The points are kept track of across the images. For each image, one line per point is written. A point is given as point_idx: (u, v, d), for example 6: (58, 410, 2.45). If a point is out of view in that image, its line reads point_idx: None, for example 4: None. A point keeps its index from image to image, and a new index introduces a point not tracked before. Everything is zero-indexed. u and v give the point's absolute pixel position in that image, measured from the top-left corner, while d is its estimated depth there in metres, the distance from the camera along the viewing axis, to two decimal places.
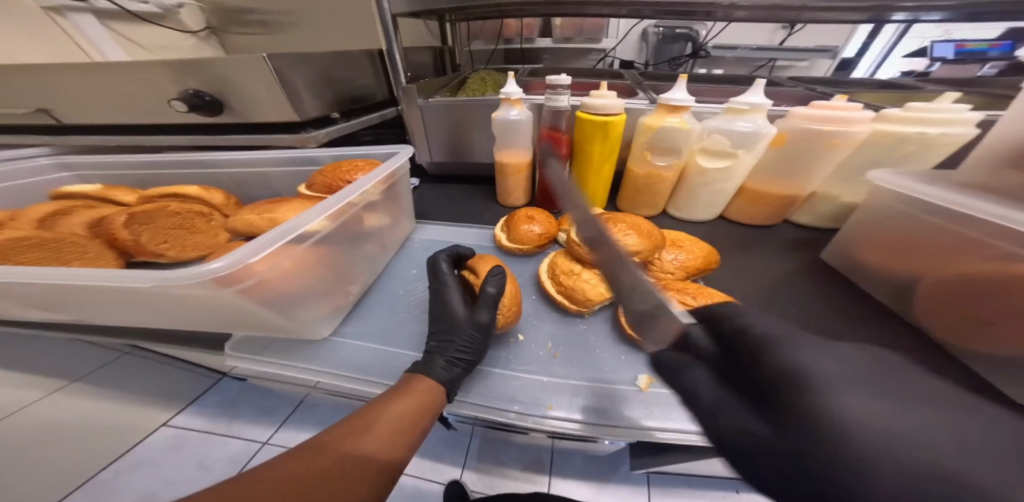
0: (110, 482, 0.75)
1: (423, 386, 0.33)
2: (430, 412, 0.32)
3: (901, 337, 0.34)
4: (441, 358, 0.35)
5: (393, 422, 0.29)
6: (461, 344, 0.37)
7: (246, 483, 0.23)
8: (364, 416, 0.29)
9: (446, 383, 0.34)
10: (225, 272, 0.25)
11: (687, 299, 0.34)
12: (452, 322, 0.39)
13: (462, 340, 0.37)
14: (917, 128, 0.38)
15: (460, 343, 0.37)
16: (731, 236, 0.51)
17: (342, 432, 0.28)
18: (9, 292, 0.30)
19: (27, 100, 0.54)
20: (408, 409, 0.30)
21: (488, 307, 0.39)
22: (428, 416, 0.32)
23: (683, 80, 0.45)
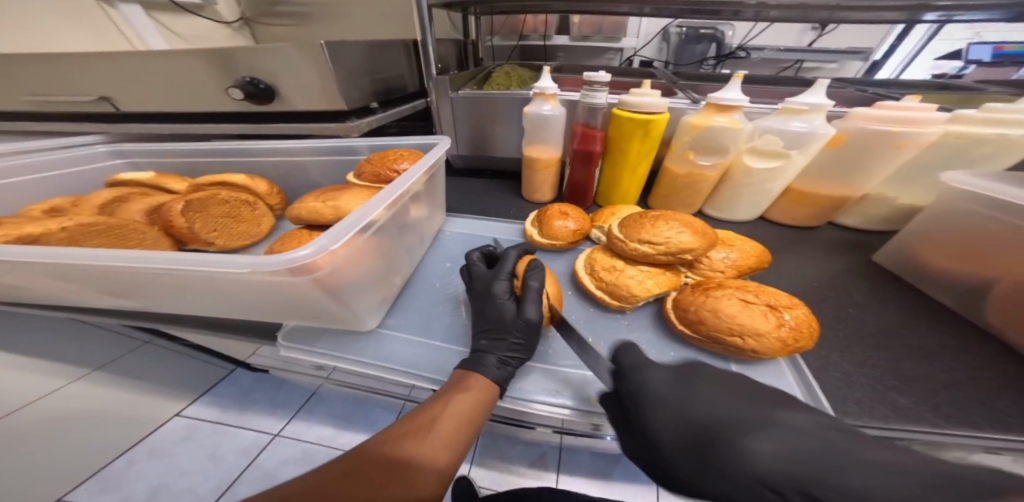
0: (124, 471, 0.76)
1: (480, 383, 0.32)
2: (488, 406, 0.31)
3: (970, 341, 0.33)
4: (494, 357, 0.34)
5: (454, 420, 0.29)
6: (513, 342, 0.36)
7: (327, 477, 0.25)
8: (426, 414, 0.29)
9: (499, 382, 0.33)
10: (308, 259, 0.26)
11: (749, 297, 0.32)
12: (500, 320, 0.38)
13: (509, 338, 0.36)
14: (997, 130, 0.36)
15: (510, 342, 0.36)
16: (775, 237, 0.50)
17: (405, 431, 0.29)
18: (82, 275, 0.31)
19: (90, 89, 0.57)
20: (466, 408, 0.30)
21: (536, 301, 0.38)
22: (485, 412, 0.31)
23: (738, 79, 0.44)
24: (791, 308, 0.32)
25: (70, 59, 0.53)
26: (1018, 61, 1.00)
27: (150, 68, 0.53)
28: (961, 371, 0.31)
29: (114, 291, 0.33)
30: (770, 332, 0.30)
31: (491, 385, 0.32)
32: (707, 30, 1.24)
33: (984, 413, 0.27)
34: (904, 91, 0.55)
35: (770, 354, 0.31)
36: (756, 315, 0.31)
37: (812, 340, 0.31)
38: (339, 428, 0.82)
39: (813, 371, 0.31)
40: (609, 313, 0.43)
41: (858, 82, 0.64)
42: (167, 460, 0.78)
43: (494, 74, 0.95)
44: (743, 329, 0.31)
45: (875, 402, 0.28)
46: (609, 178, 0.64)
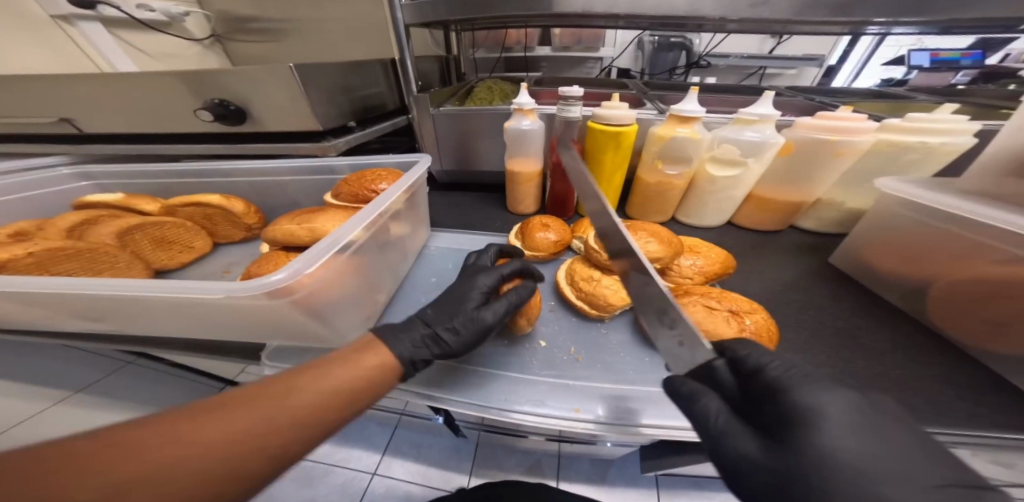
0: None
1: (372, 359, 0.28)
2: (366, 391, 0.26)
3: (921, 338, 0.36)
4: (418, 334, 0.32)
5: (312, 395, 0.24)
6: (455, 325, 0.34)
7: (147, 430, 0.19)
8: (276, 385, 0.23)
9: (406, 360, 0.29)
10: (283, 283, 0.27)
11: (712, 303, 0.34)
12: (459, 306, 0.36)
13: (457, 328, 0.34)
14: (921, 138, 0.40)
15: (455, 334, 0.34)
16: (742, 242, 0.53)
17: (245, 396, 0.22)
18: (57, 304, 0.30)
19: (48, 109, 0.55)
20: (321, 397, 0.24)
21: (484, 290, 0.38)
22: (337, 408, 0.24)
23: (694, 93, 0.47)
24: (752, 313, 0.33)
25: (33, 80, 0.51)
26: (953, 67, 1.11)
27: (114, 89, 0.52)
28: (910, 366, 0.33)
29: (91, 315, 0.32)
30: (733, 337, 0.32)
31: (396, 364, 0.29)
32: (676, 40, 1.31)
33: (938, 409, 0.29)
34: (852, 100, 0.60)
35: None
36: (720, 321, 0.32)
37: (771, 343, 0.32)
38: (330, 446, 0.81)
39: None
40: (590, 322, 0.44)
41: (811, 91, 0.69)
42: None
43: (476, 89, 0.97)
44: (708, 335, 0.32)
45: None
46: None
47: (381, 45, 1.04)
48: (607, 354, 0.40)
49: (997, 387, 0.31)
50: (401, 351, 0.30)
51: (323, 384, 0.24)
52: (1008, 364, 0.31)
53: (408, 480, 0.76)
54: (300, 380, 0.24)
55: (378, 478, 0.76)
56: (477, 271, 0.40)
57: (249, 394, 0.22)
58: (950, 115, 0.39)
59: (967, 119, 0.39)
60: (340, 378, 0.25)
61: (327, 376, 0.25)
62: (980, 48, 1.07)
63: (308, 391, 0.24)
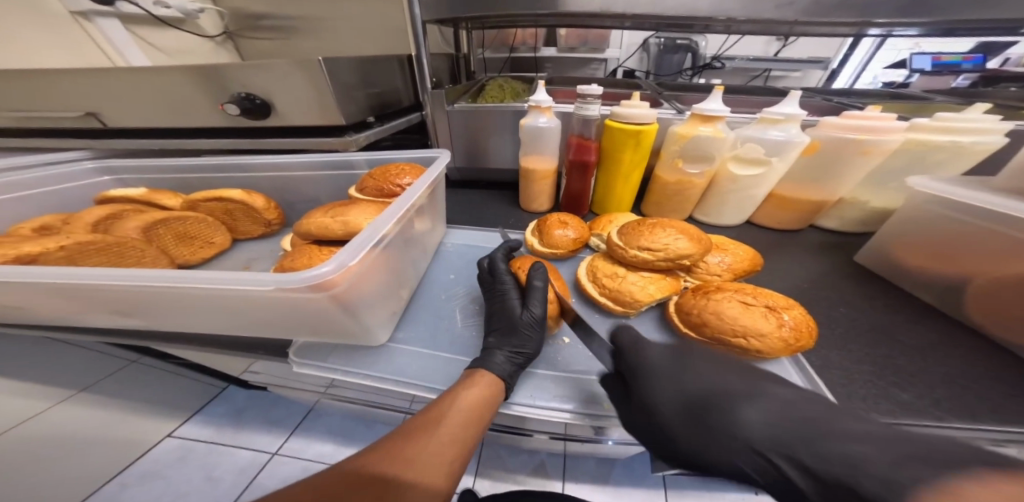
0: (117, 495, 0.73)
1: (487, 380, 0.33)
2: (497, 403, 0.32)
3: (957, 336, 0.36)
4: (502, 354, 0.35)
5: (461, 417, 0.29)
6: (520, 340, 0.37)
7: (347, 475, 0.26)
8: (432, 415, 0.29)
9: (506, 378, 0.34)
10: (327, 275, 0.27)
11: (748, 299, 0.34)
12: (510, 319, 0.40)
13: (523, 336, 0.38)
14: (949, 137, 0.40)
15: (523, 340, 0.37)
16: (763, 241, 0.53)
17: (411, 431, 0.28)
18: (93, 296, 0.30)
19: (75, 104, 0.55)
20: (467, 417, 0.29)
21: (542, 300, 0.41)
22: (482, 426, 0.30)
23: (718, 92, 0.47)
24: (789, 309, 0.34)
25: (53, 73, 0.51)
26: (954, 71, 1.11)
27: (139, 85, 0.52)
28: (948, 363, 0.33)
29: (121, 310, 0.32)
30: (772, 332, 0.32)
31: (498, 382, 0.33)
32: (683, 42, 1.31)
33: (981, 405, 0.29)
34: (868, 101, 0.60)
35: (773, 353, 0.32)
36: (757, 316, 0.33)
37: (809, 339, 0.33)
38: (339, 445, 0.80)
39: (814, 370, 0.33)
40: (615, 319, 0.44)
41: (825, 92, 0.69)
42: (162, 483, 0.75)
43: (488, 87, 0.97)
44: (746, 330, 0.32)
45: (877, 397, 0.30)
46: (604, 186, 0.66)
47: (392, 43, 1.04)
48: None
49: None
50: (500, 371, 0.34)
51: (452, 424, 0.29)
52: None
53: None
54: (434, 423, 0.28)
55: None
56: (504, 288, 0.44)
57: (408, 434, 0.28)
58: (979, 116, 0.39)
59: (995, 118, 0.39)
60: (463, 414, 0.29)
61: (454, 414, 0.29)
62: (980, 52, 1.09)
63: (446, 432, 0.28)
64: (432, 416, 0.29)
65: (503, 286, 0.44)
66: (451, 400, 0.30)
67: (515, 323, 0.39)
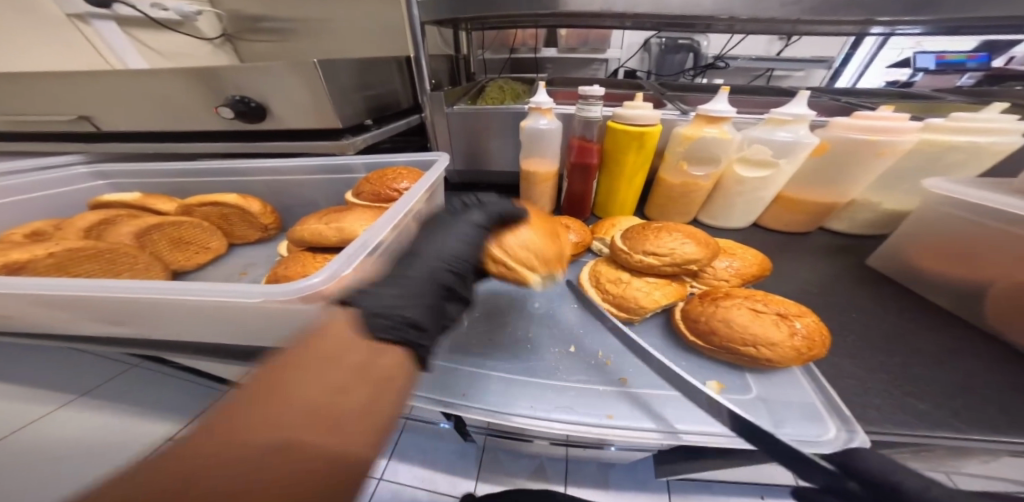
0: None
1: (344, 325, 0.23)
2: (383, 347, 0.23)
3: (977, 343, 0.35)
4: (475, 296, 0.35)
5: (333, 364, 0.20)
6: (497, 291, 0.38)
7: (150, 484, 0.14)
8: (285, 366, 0.19)
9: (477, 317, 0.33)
10: (320, 287, 0.26)
11: (758, 306, 0.33)
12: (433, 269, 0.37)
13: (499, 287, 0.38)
14: (966, 137, 0.39)
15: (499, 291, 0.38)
16: (771, 244, 0.52)
17: (260, 397, 0.18)
18: (81, 306, 0.29)
19: (69, 108, 0.54)
20: (347, 361, 0.20)
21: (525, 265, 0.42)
22: (376, 381, 0.21)
23: (723, 92, 0.46)
24: (801, 316, 0.32)
25: (47, 77, 0.51)
26: (959, 70, 1.09)
27: (133, 87, 0.51)
28: (970, 372, 0.32)
29: (110, 318, 0.31)
30: (783, 341, 0.31)
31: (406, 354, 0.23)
32: (684, 41, 1.30)
33: (1007, 418, 0.28)
34: (876, 100, 0.59)
35: (785, 362, 0.31)
36: (767, 323, 0.31)
37: (822, 348, 0.31)
38: None
39: (828, 380, 0.32)
40: (618, 326, 0.44)
41: (831, 91, 0.68)
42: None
43: (488, 88, 0.96)
44: (756, 338, 0.31)
45: (896, 408, 0.29)
46: (607, 189, 0.65)
47: (391, 44, 1.03)
48: (638, 359, 0.39)
49: None
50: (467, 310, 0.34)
51: (313, 358, 0.20)
52: None
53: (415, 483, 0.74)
54: (289, 372, 0.19)
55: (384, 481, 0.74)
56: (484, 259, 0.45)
57: (261, 394, 0.18)
58: (996, 115, 0.38)
59: (1014, 117, 0.37)
60: (338, 360, 0.20)
61: (314, 358, 0.20)
62: (985, 51, 1.07)
63: (320, 380, 0.19)
64: (284, 366, 0.19)
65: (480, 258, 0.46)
66: (312, 345, 0.21)
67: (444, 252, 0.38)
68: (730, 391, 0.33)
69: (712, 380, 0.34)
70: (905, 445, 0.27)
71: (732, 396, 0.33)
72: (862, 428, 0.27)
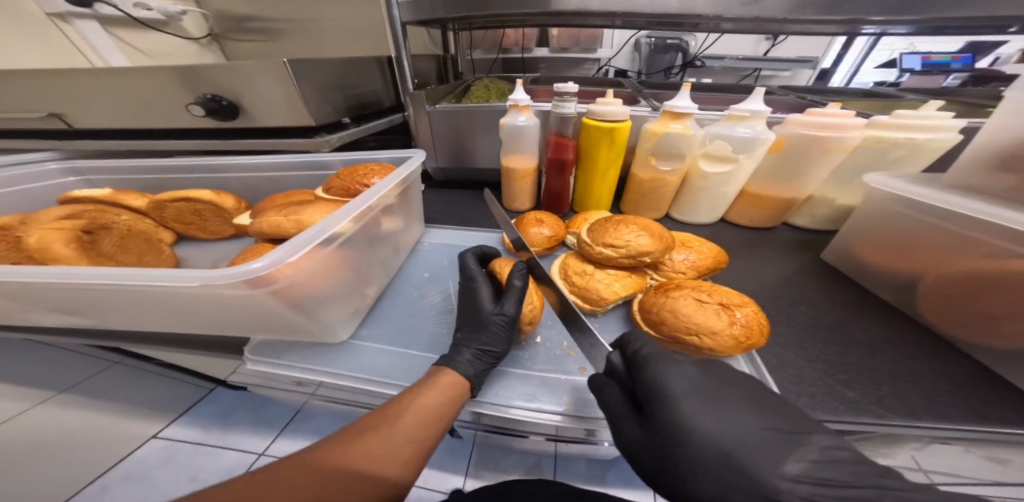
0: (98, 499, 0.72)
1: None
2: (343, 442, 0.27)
3: (916, 333, 0.36)
4: (468, 352, 0.35)
5: (419, 415, 0.29)
6: (486, 338, 0.37)
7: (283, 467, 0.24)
8: (389, 409, 0.29)
9: (471, 377, 0.33)
10: (263, 271, 0.27)
11: (703, 296, 0.34)
12: (479, 316, 0.39)
13: (489, 335, 0.37)
14: (906, 134, 0.40)
15: (492, 338, 0.37)
16: (735, 239, 0.53)
17: (359, 430, 0.27)
18: (38, 297, 0.30)
19: (38, 105, 0.55)
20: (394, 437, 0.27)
21: (515, 299, 0.39)
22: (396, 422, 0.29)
23: (686, 89, 0.47)
24: (742, 306, 0.33)
25: (13, 74, 0.51)
26: (944, 71, 1.14)
27: (105, 85, 0.52)
28: (904, 361, 0.33)
29: (71, 308, 0.32)
30: (725, 329, 0.32)
31: (462, 378, 0.33)
32: (673, 41, 1.31)
33: (927, 403, 0.29)
34: (845, 99, 0.60)
35: (726, 350, 0.32)
36: (711, 313, 0.32)
37: (763, 335, 0.33)
38: None
39: (770, 367, 0.33)
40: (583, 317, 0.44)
41: (804, 90, 0.69)
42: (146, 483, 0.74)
43: (472, 87, 0.97)
44: (699, 327, 0.32)
45: (826, 395, 0.30)
46: (583, 185, 0.67)
47: (378, 44, 1.04)
48: None
49: (990, 382, 0.31)
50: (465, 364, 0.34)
51: (413, 420, 0.28)
52: (999, 359, 0.31)
53: None
54: (391, 419, 0.28)
55: None
56: (472, 282, 0.43)
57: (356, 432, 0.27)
58: (934, 112, 0.39)
59: (950, 115, 0.39)
60: (419, 415, 0.29)
61: (409, 413, 0.29)
62: (969, 53, 1.13)
63: (403, 429, 0.28)
64: (392, 411, 0.29)
65: (475, 286, 0.43)
66: (383, 417, 0.28)
67: (483, 314, 0.39)
68: None
69: None
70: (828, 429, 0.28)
71: None
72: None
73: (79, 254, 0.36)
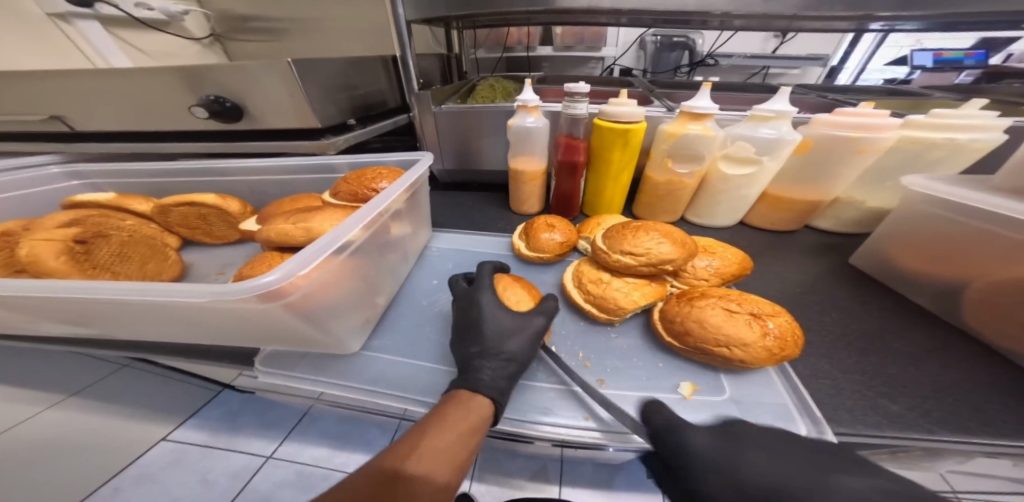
0: None
1: None
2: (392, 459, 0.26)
3: (956, 342, 0.34)
4: (487, 371, 0.33)
5: (463, 422, 0.28)
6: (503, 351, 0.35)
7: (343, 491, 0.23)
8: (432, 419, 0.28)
9: (497, 397, 0.32)
10: (276, 285, 0.25)
11: (732, 305, 0.32)
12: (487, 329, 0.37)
13: (506, 346, 0.35)
14: (946, 134, 0.38)
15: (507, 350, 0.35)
16: (756, 243, 0.52)
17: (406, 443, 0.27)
18: (39, 308, 0.29)
19: (41, 108, 0.53)
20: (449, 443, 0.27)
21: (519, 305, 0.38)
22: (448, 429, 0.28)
23: (706, 88, 0.45)
24: (775, 316, 0.32)
25: (17, 77, 0.50)
26: (956, 67, 1.14)
27: (107, 86, 0.51)
28: (948, 373, 0.31)
29: (72, 319, 0.30)
30: (757, 341, 0.30)
31: (486, 400, 0.31)
32: (679, 39, 1.29)
33: (977, 417, 0.27)
34: (866, 97, 0.58)
35: (758, 363, 0.30)
36: (742, 324, 0.31)
37: (798, 348, 0.31)
38: (331, 450, 0.78)
39: (804, 378, 0.31)
40: (600, 326, 0.43)
41: (820, 89, 0.67)
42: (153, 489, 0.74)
43: (478, 87, 0.95)
44: (730, 338, 0.30)
45: (867, 409, 0.28)
46: (595, 187, 0.65)
47: (382, 43, 1.03)
48: (617, 359, 0.38)
49: None
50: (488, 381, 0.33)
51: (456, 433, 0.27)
52: None
53: None
54: (434, 427, 0.27)
55: None
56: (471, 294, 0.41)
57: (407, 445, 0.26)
58: (976, 112, 0.37)
59: (993, 114, 0.37)
60: (464, 422, 0.28)
61: (453, 421, 0.28)
62: (981, 48, 1.12)
63: (449, 435, 0.27)
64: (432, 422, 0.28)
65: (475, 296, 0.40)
66: (435, 423, 0.28)
67: (492, 328, 0.37)
68: (703, 392, 0.33)
69: (686, 381, 0.35)
70: (871, 445, 0.27)
71: (706, 398, 0.33)
72: (832, 430, 0.27)
73: (70, 267, 0.34)
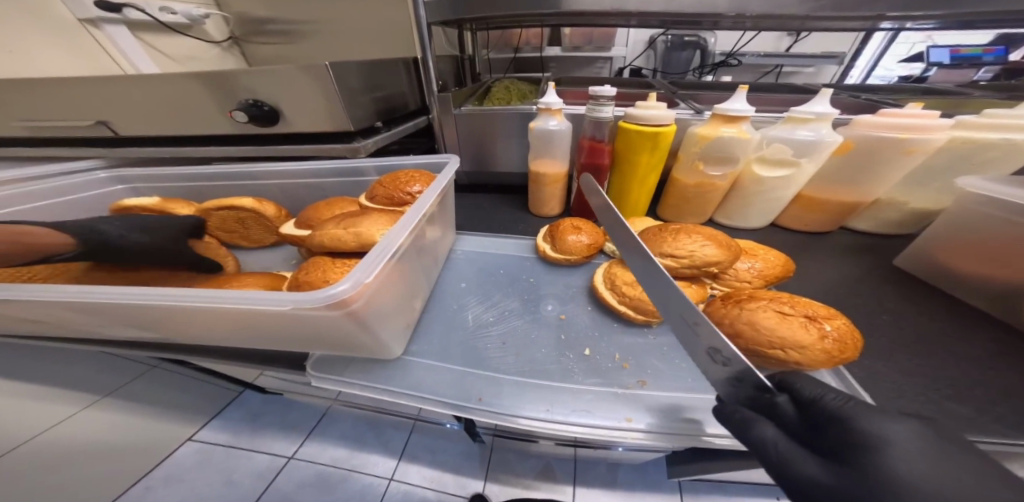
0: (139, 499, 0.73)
1: None
2: None
3: (1015, 346, 0.33)
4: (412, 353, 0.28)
5: None
6: None
7: None
8: None
9: None
10: (345, 294, 0.26)
11: (785, 308, 0.32)
12: None
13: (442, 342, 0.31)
14: (1000, 134, 0.38)
15: None
16: (790, 244, 0.51)
17: None
18: (102, 312, 0.29)
19: (86, 112, 0.54)
20: None
21: None
22: None
23: (742, 90, 0.45)
24: (831, 319, 0.31)
25: (67, 83, 0.51)
26: (975, 64, 1.09)
27: (151, 92, 0.51)
28: (1010, 377, 0.30)
29: (132, 323, 0.31)
30: (814, 345, 0.30)
31: None
32: (691, 38, 1.28)
33: None
34: (897, 96, 0.57)
35: (815, 366, 0.30)
36: (797, 327, 0.30)
37: (856, 351, 0.30)
38: (351, 450, 0.78)
39: (861, 381, 0.31)
40: (635, 328, 0.43)
41: (844, 88, 0.67)
42: (179, 489, 0.75)
43: (494, 89, 0.96)
44: (786, 342, 0.30)
45: (933, 414, 0.28)
46: (619, 188, 0.65)
47: (397, 47, 1.03)
48: (657, 362, 0.39)
49: None
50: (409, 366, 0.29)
51: None
52: None
53: (424, 485, 0.72)
54: None
55: (393, 484, 0.72)
56: None
57: None
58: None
59: None
60: None
61: None
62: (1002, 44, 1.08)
63: None
64: None
65: None
66: None
67: None
68: None
69: None
70: None
71: None
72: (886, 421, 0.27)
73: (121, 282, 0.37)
